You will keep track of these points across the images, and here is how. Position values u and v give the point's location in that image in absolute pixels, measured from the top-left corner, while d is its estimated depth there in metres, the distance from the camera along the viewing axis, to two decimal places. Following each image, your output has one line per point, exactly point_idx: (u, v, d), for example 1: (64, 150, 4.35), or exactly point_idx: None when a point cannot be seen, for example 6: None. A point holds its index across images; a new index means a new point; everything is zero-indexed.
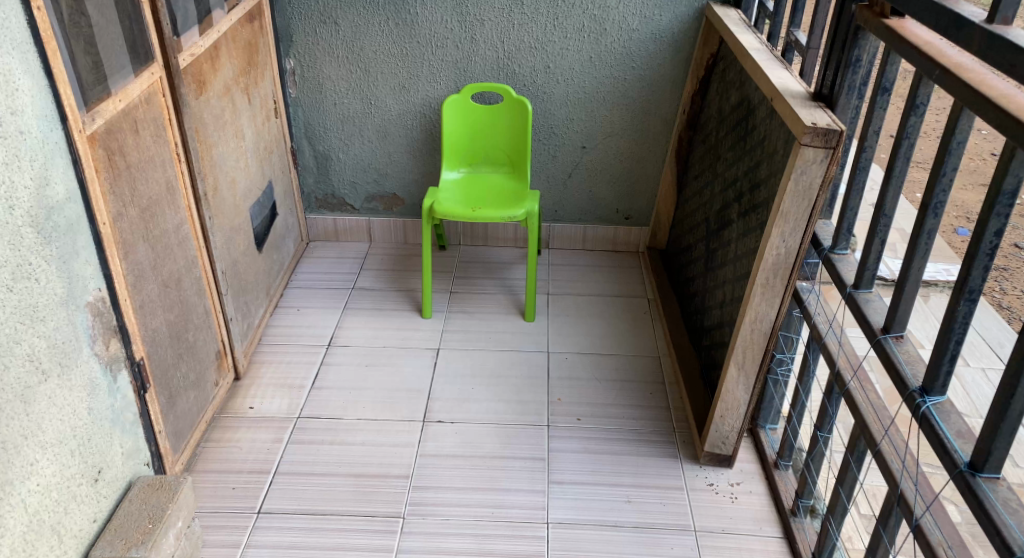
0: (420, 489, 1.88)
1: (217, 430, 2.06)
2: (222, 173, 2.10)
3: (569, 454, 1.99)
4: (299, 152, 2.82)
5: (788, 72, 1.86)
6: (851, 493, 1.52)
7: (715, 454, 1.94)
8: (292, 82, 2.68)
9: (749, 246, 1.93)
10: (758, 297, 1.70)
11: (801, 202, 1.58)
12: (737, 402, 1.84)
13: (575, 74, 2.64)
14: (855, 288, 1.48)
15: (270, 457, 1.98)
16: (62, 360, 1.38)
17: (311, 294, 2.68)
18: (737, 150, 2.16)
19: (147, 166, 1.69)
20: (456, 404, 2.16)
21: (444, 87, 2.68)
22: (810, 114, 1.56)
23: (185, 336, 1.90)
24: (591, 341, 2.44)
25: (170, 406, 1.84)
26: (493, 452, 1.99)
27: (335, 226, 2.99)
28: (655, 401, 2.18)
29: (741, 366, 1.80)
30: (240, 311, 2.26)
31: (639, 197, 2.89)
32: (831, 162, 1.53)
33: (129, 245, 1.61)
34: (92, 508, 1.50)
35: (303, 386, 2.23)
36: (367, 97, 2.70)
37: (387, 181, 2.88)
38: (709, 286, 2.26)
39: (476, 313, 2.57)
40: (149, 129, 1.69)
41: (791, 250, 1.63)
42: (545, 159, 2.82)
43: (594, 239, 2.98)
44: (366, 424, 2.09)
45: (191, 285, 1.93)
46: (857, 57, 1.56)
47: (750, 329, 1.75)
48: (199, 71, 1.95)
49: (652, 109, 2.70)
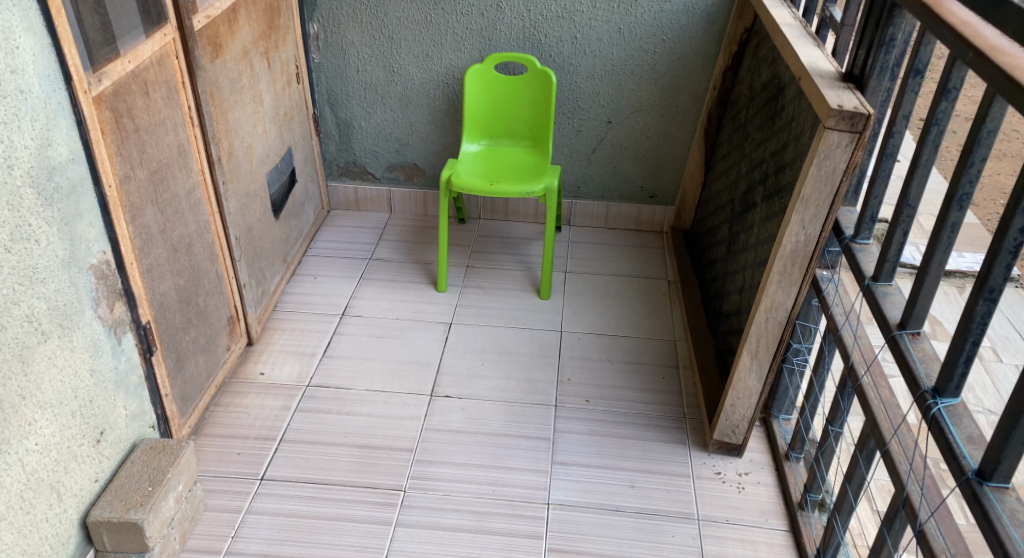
0: (423, 464, 1.87)
1: (226, 395, 2.07)
2: (238, 138, 2.08)
3: (575, 435, 1.96)
4: (321, 118, 2.80)
5: (820, 50, 1.78)
6: (858, 491, 1.46)
7: (724, 442, 1.89)
8: (315, 47, 2.65)
9: (771, 231, 1.86)
10: (774, 285, 1.64)
11: (822, 188, 1.51)
12: (749, 391, 1.79)
13: (603, 46, 2.56)
14: (873, 280, 1.41)
15: (277, 424, 1.99)
16: (63, 321, 1.39)
17: (328, 262, 2.67)
18: (765, 130, 2.08)
19: (157, 129, 1.67)
20: (464, 379, 2.14)
21: (468, 56, 2.62)
22: (837, 95, 1.49)
23: (196, 300, 1.90)
24: (606, 322, 2.40)
25: (178, 369, 1.85)
26: (498, 430, 1.98)
27: (356, 195, 2.98)
28: (667, 386, 2.14)
29: (755, 355, 1.75)
30: (255, 277, 2.26)
31: (665, 176, 2.82)
32: (856, 148, 1.46)
33: (137, 208, 1.61)
34: (93, 467, 1.52)
35: (314, 354, 2.24)
36: (390, 64, 2.66)
37: (409, 151, 2.85)
38: (730, 270, 2.20)
39: (491, 289, 2.54)
40: (161, 91, 1.68)
41: (811, 238, 1.57)
42: (569, 134, 2.75)
43: (616, 218, 2.92)
44: (374, 395, 2.09)
45: (203, 250, 1.92)
46: (891, 36, 1.48)
47: (764, 317, 1.69)
48: (216, 34, 1.93)
49: (681, 85, 2.62)
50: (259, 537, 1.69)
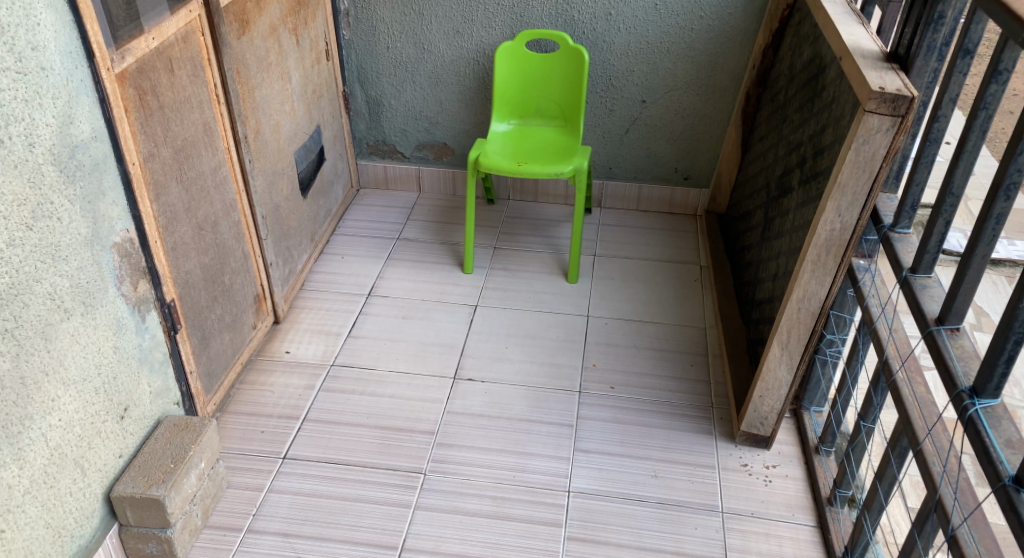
0: (444, 447, 1.86)
1: (252, 373, 2.08)
2: (265, 116, 2.07)
3: (598, 423, 1.93)
4: (351, 96, 2.78)
5: (864, 28, 1.70)
6: (890, 490, 1.40)
7: (752, 434, 1.84)
8: (346, 24, 2.62)
9: (807, 218, 1.80)
10: (807, 273, 1.58)
11: (860, 174, 1.45)
12: (779, 383, 1.74)
13: (638, 23, 2.49)
14: (912, 272, 1.35)
15: (301, 403, 1.99)
16: (86, 299, 1.40)
17: (356, 241, 2.67)
18: (805, 111, 2.01)
19: (182, 107, 1.66)
20: (488, 363, 2.13)
21: (498, 33, 2.58)
22: (880, 77, 1.42)
23: (221, 278, 1.91)
24: (634, 308, 2.35)
25: (203, 346, 1.86)
26: (521, 415, 1.95)
27: (385, 174, 2.96)
28: (695, 374, 2.09)
29: (785, 346, 1.69)
30: (282, 255, 2.26)
31: (699, 157, 2.75)
32: (898, 132, 1.39)
33: (161, 186, 1.61)
34: (117, 443, 1.53)
35: (340, 333, 2.23)
36: (421, 41, 2.63)
37: (438, 130, 2.82)
38: (764, 256, 2.14)
39: (518, 271, 2.51)
40: (186, 69, 1.66)
41: (847, 226, 1.51)
42: (601, 113, 2.69)
43: (649, 200, 2.86)
44: (398, 376, 2.08)
45: (228, 229, 1.92)
46: (940, 13, 1.40)
47: (796, 307, 1.63)
48: (243, 10, 1.91)
49: (719, 63, 2.54)
50: (279, 516, 1.70)
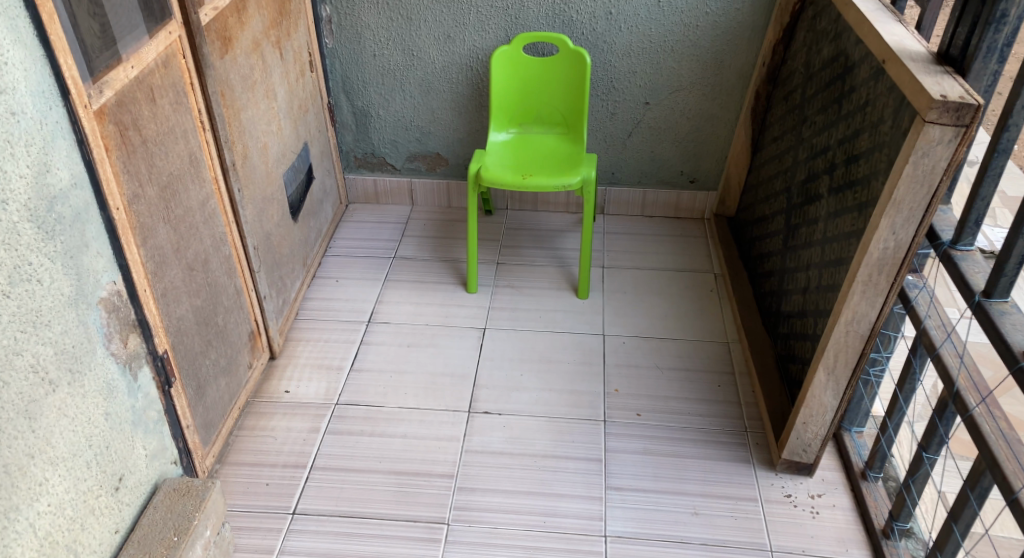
0: (466, 491, 1.73)
1: (250, 417, 1.92)
2: (253, 139, 1.91)
3: (628, 455, 1.82)
4: (336, 107, 2.62)
5: (903, 26, 1.59)
6: (967, 530, 1.30)
7: (794, 462, 1.74)
8: (328, 31, 2.46)
9: (845, 230, 1.68)
10: (857, 295, 1.47)
11: (918, 189, 1.33)
12: (824, 408, 1.63)
13: (640, 21, 2.36)
14: (986, 296, 1.25)
15: (306, 449, 1.84)
16: (73, 365, 1.24)
17: (350, 263, 2.51)
18: (828, 113, 1.89)
19: (166, 139, 1.51)
20: (504, 393, 1.99)
21: (493, 37, 2.43)
22: (937, 82, 1.31)
23: (214, 320, 1.75)
24: (652, 323, 2.24)
25: (199, 396, 1.70)
26: (545, 450, 1.83)
27: (375, 188, 2.81)
28: (724, 395, 1.98)
29: (832, 371, 1.58)
30: (275, 286, 2.11)
31: (706, 159, 2.64)
32: (960, 143, 1.28)
33: (148, 229, 1.45)
34: (113, 518, 1.37)
35: (342, 367, 2.08)
36: (410, 47, 2.47)
37: (431, 140, 2.67)
38: (789, 266, 2.03)
39: (526, 289, 2.38)
40: (168, 97, 1.51)
41: (902, 244, 1.40)
42: (603, 117, 2.56)
43: (654, 205, 2.75)
44: (409, 413, 1.94)
45: (219, 266, 1.76)
46: (1002, 12, 1.28)
47: (844, 330, 1.52)
48: (224, 26, 1.75)
49: (726, 60, 2.42)
50: None
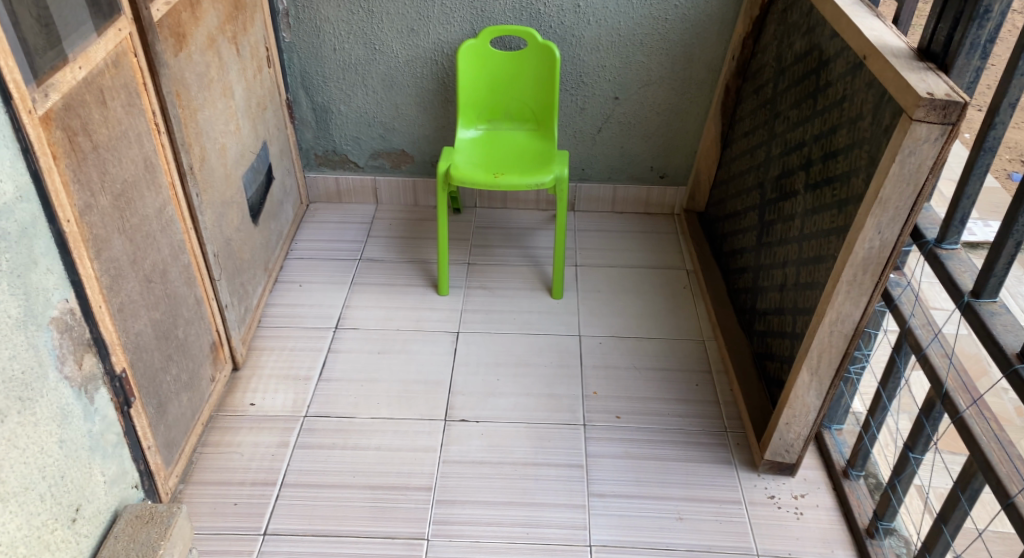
0: (445, 504, 1.68)
1: (214, 432, 1.83)
2: (210, 140, 1.81)
3: (610, 460, 1.78)
4: (295, 104, 2.52)
5: (880, 21, 1.57)
6: (957, 531, 1.30)
7: (776, 462, 1.72)
8: (285, 24, 2.36)
9: (824, 228, 1.66)
10: (841, 295, 1.45)
11: (904, 188, 1.31)
12: (807, 408, 1.62)
13: (609, 14, 2.32)
14: (975, 297, 1.24)
15: (275, 465, 1.76)
16: (22, 393, 1.14)
17: (314, 266, 2.42)
18: (800, 108, 1.87)
19: (119, 144, 1.41)
20: (480, 399, 1.94)
21: (458, 30, 2.36)
22: (922, 80, 1.29)
23: (175, 333, 1.66)
24: (627, 322, 2.20)
25: (161, 415, 1.60)
26: (525, 458, 1.78)
27: (337, 187, 2.72)
28: (702, 395, 1.96)
29: (815, 371, 1.57)
30: (236, 294, 2.01)
31: (676, 154, 2.61)
32: (946, 142, 1.26)
33: (101, 240, 1.35)
34: (71, 553, 1.27)
35: (310, 377, 2.00)
36: (372, 41, 2.38)
37: (395, 136, 2.59)
38: (764, 263, 2.01)
39: (498, 289, 2.33)
40: (120, 98, 1.41)
41: (886, 244, 1.38)
42: (572, 112, 2.51)
43: (624, 201, 2.71)
44: (382, 423, 1.87)
45: (178, 275, 1.67)
46: (986, 7, 1.27)
47: (828, 330, 1.50)
48: (178, 22, 1.65)
49: (695, 54, 2.39)
50: None
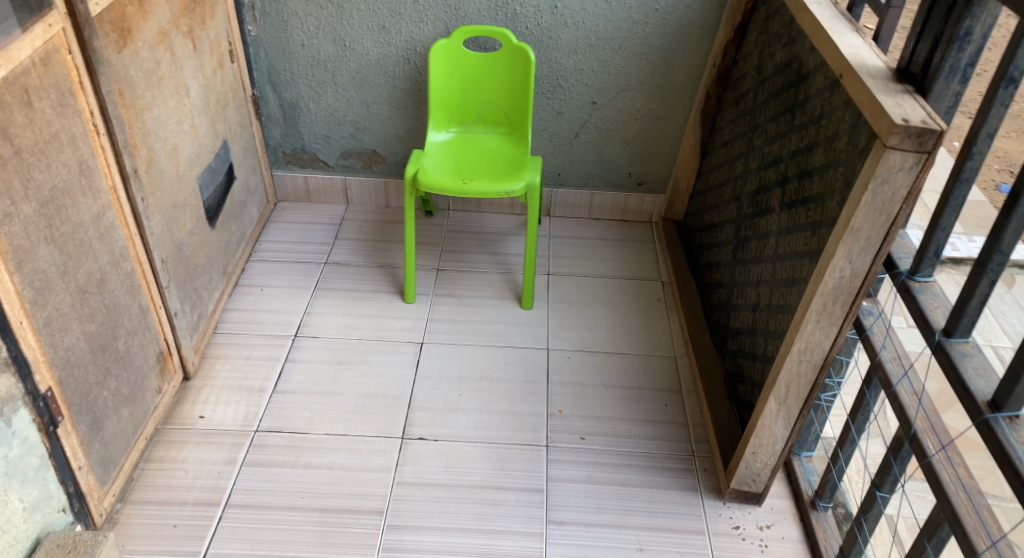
0: (396, 530, 1.61)
1: (158, 447, 1.75)
2: (159, 141, 1.72)
3: (570, 485, 1.71)
4: (262, 99, 2.43)
5: (861, 37, 1.49)
6: None
7: (742, 491, 1.66)
8: (251, 18, 2.26)
9: (798, 249, 1.59)
10: (810, 325, 1.38)
11: (876, 217, 1.24)
12: (774, 438, 1.55)
13: (587, 16, 2.23)
14: (946, 336, 1.17)
15: (221, 484, 1.69)
16: None
17: (277, 268, 2.34)
18: (779, 121, 1.79)
19: (48, 148, 1.32)
20: (441, 416, 1.87)
21: (431, 28, 2.27)
22: (898, 104, 1.21)
23: (114, 346, 1.57)
24: (598, 336, 2.13)
25: (95, 432, 1.52)
26: (483, 481, 1.71)
27: (307, 186, 2.63)
28: (671, 417, 1.89)
29: (783, 401, 1.49)
30: (188, 301, 1.93)
31: (655, 161, 2.53)
32: (921, 171, 1.19)
33: (24, 251, 1.27)
34: None
35: (264, 389, 1.93)
36: (341, 37, 2.29)
37: (365, 136, 2.50)
38: (738, 280, 1.94)
39: (466, 298, 2.25)
40: (49, 99, 1.32)
41: (858, 273, 1.30)
42: (549, 115, 2.43)
43: (601, 208, 2.64)
44: (336, 441, 1.80)
45: (119, 284, 1.58)
46: (967, 29, 1.19)
47: (796, 360, 1.43)
48: (122, 16, 1.56)
49: (676, 59, 2.31)
50: None
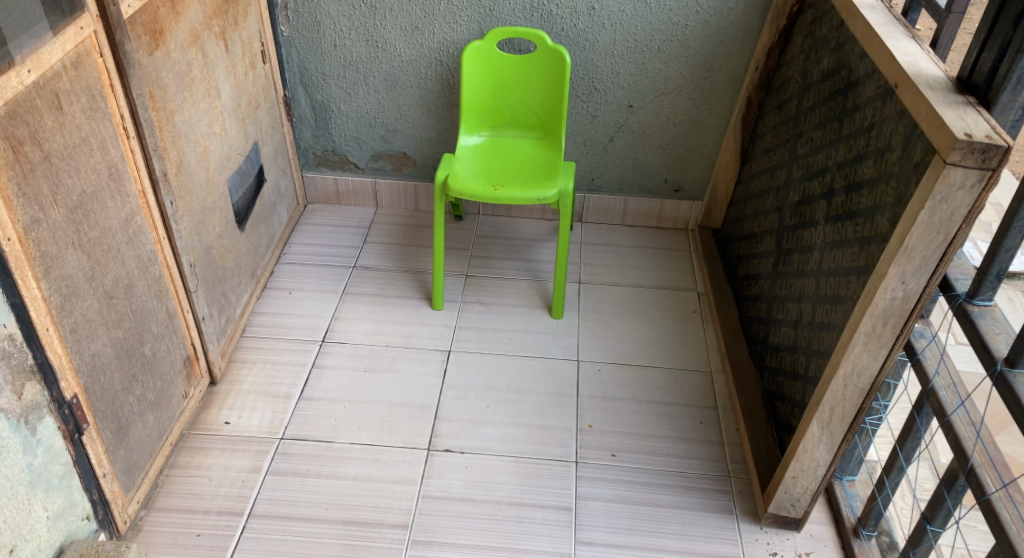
0: (421, 545, 1.57)
1: (183, 453, 1.74)
2: (189, 143, 1.70)
3: (600, 504, 1.66)
4: (294, 100, 2.40)
5: (917, 44, 1.42)
6: None
7: (780, 516, 1.59)
8: (284, 18, 2.24)
9: (844, 265, 1.52)
10: (858, 348, 1.31)
11: (933, 237, 1.17)
12: (815, 463, 1.48)
13: (625, 18, 2.17)
14: (1009, 366, 1.10)
15: (245, 492, 1.66)
16: None
17: (306, 272, 2.32)
18: (825, 129, 1.72)
19: (77, 152, 1.30)
20: (468, 427, 1.83)
21: (465, 30, 2.23)
22: (960, 117, 1.14)
23: (140, 351, 1.55)
24: (630, 348, 2.08)
25: (121, 439, 1.50)
26: (510, 497, 1.67)
27: (336, 188, 2.61)
28: (705, 435, 1.83)
29: (826, 426, 1.42)
30: (216, 304, 1.91)
31: (692, 167, 2.46)
32: (984, 189, 1.12)
33: (52, 258, 1.25)
34: None
35: (290, 395, 1.90)
36: (374, 39, 2.26)
37: (397, 138, 2.47)
38: (779, 294, 1.87)
39: (495, 305, 2.21)
40: (80, 102, 1.30)
41: (911, 294, 1.23)
42: (583, 120, 2.38)
43: (635, 215, 2.58)
44: (361, 450, 1.76)
45: (146, 288, 1.56)
46: None
47: (842, 383, 1.36)
48: (154, 18, 1.54)
49: (717, 63, 2.24)
50: None
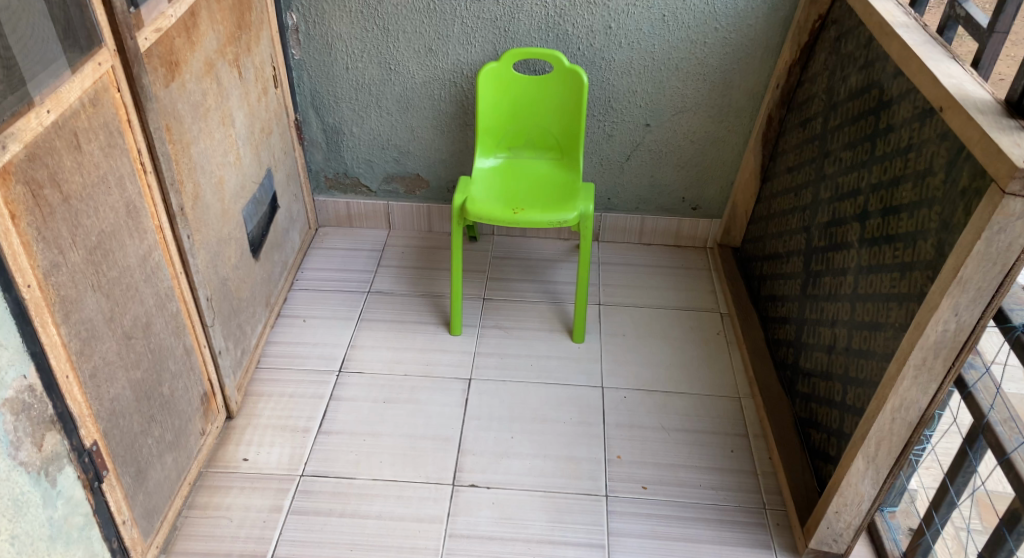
0: None
1: (202, 493, 1.68)
2: (205, 175, 1.66)
3: (634, 540, 1.61)
4: (305, 124, 2.36)
5: (958, 65, 1.38)
6: None
7: (822, 551, 1.55)
8: (295, 41, 2.20)
9: (883, 291, 1.47)
10: (907, 381, 1.26)
11: (989, 267, 1.13)
12: (860, 497, 1.43)
13: (643, 37, 2.13)
14: None
15: (266, 534, 1.61)
16: None
17: (320, 298, 2.27)
18: (855, 150, 1.68)
19: (96, 191, 1.26)
20: (493, 460, 1.78)
21: (479, 51, 2.19)
22: (1015, 144, 1.10)
23: (159, 391, 1.50)
24: (655, 373, 2.03)
25: (140, 482, 1.45)
26: (541, 534, 1.62)
27: (348, 210, 2.56)
28: (738, 464, 1.78)
29: (872, 459, 1.38)
30: (232, 337, 1.86)
31: (710, 185, 2.42)
32: None
33: (71, 301, 1.20)
34: None
35: (309, 429, 1.85)
36: (386, 60, 2.22)
37: (409, 160, 2.42)
38: (809, 317, 1.82)
39: (515, 330, 2.16)
40: (98, 139, 1.26)
41: (964, 326, 1.19)
42: (600, 139, 2.34)
43: (652, 233, 2.53)
44: (384, 487, 1.71)
45: (164, 325, 1.51)
46: None
47: (889, 417, 1.31)
48: (170, 49, 1.49)
49: (736, 80, 2.21)
50: None
